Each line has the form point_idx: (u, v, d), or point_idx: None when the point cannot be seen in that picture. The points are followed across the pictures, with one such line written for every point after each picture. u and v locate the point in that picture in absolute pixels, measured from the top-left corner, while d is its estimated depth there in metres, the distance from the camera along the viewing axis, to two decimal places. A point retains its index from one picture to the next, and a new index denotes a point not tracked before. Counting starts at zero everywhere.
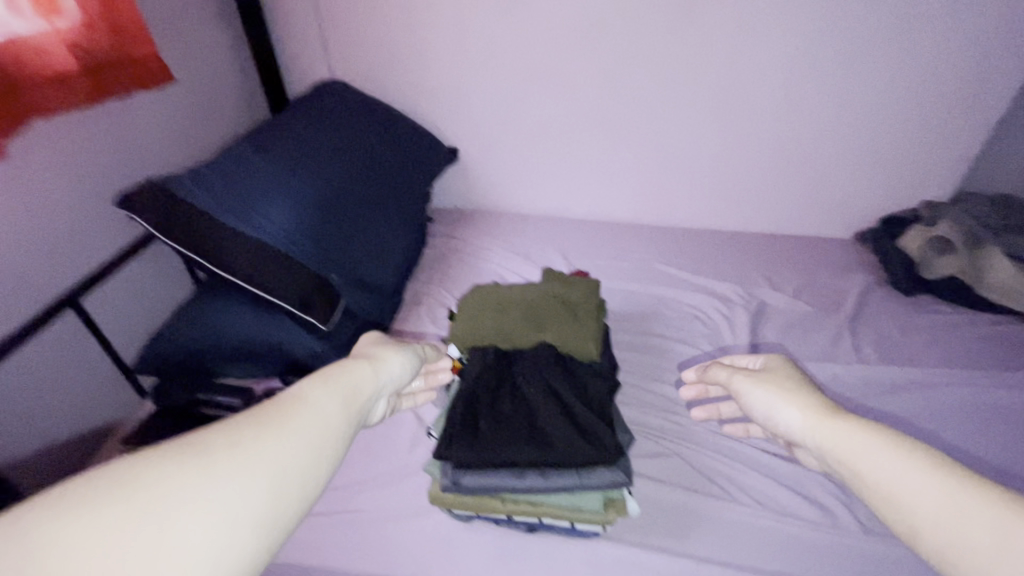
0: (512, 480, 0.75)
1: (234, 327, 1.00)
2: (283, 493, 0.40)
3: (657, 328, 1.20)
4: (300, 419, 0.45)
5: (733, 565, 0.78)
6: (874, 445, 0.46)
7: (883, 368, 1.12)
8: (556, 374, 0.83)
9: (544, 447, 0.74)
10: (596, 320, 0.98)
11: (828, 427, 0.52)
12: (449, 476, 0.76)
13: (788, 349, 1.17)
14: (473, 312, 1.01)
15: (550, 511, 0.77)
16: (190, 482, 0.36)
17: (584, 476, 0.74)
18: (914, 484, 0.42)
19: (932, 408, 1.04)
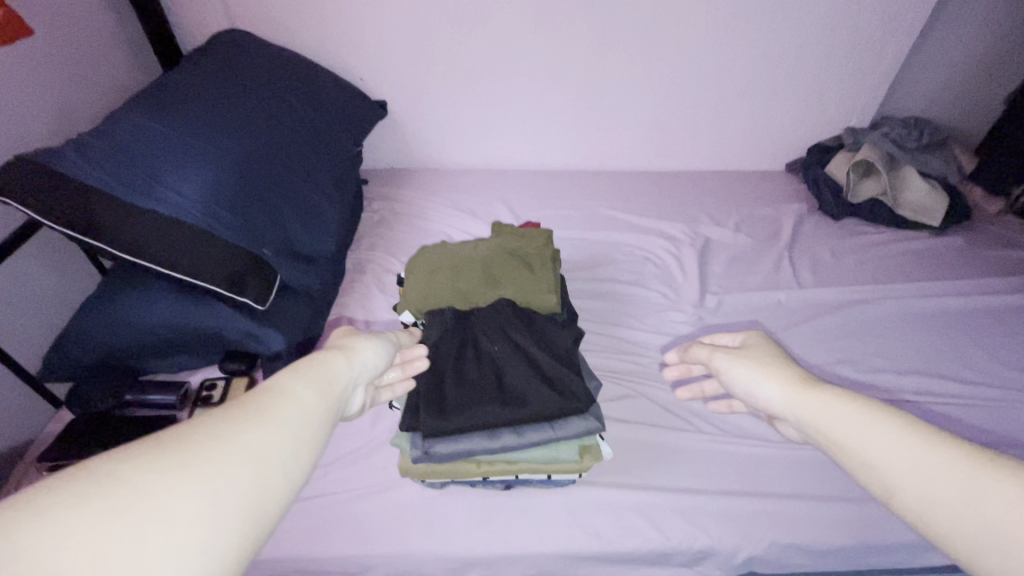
0: (486, 442, 0.71)
1: (155, 314, 0.92)
2: (267, 487, 0.42)
3: (609, 274, 1.20)
4: (281, 411, 0.47)
5: (700, 491, 0.79)
6: (856, 415, 0.47)
7: (826, 291, 1.16)
8: (519, 330, 0.81)
9: (515, 405, 0.72)
10: (552, 272, 0.96)
11: (808, 399, 0.52)
12: (418, 448, 0.71)
13: (733, 281, 1.20)
14: (419, 271, 0.99)
15: (527, 468, 0.74)
16: (180, 476, 0.38)
17: (558, 428, 0.73)
18: (896, 451, 0.43)
19: (867, 322, 1.09)
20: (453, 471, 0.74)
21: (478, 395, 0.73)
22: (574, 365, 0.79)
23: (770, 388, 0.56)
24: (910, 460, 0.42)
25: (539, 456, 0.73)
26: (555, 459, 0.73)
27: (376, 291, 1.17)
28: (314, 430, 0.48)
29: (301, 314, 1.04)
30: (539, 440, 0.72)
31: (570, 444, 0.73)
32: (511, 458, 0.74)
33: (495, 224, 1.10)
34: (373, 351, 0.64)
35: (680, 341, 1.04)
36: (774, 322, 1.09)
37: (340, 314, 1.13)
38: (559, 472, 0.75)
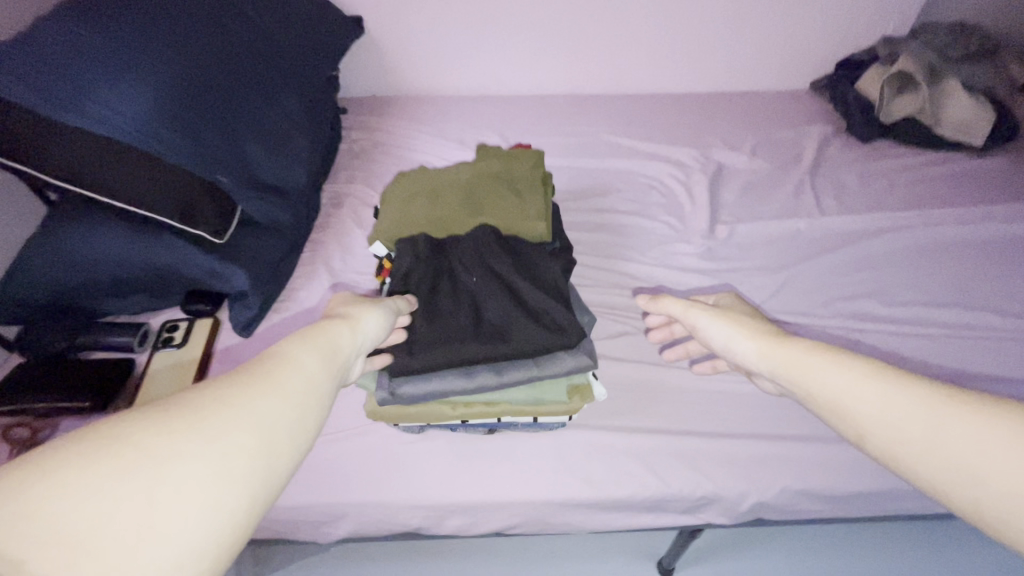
0: (460, 382, 0.63)
1: (103, 250, 0.83)
2: (272, 457, 0.41)
3: (609, 204, 1.09)
4: (286, 380, 0.46)
5: (708, 434, 0.71)
6: (820, 364, 0.49)
7: (853, 218, 1.04)
8: (500, 258, 0.71)
9: (492, 340, 0.63)
10: (542, 197, 0.85)
11: (782, 352, 0.52)
12: (384, 389, 0.64)
13: (748, 210, 1.08)
14: (391, 200, 0.89)
15: (509, 410, 0.66)
16: (185, 447, 0.38)
17: (543, 365, 0.64)
18: (864, 395, 0.45)
19: (899, 252, 0.98)
20: (427, 413, 0.67)
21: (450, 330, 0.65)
22: (566, 296, 0.70)
23: (745, 342, 0.56)
24: (868, 395, 0.45)
25: (521, 397, 0.65)
26: (541, 400, 0.65)
27: (354, 227, 1.08)
28: (319, 400, 0.47)
29: (269, 250, 0.95)
30: (522, 380, 0.64)
31: (557, 384, 0.65)
32: (491, 399, 0.66)
33: (480, 148, 0.98)
34: (371, 317, 0.59)
35: (687, 274, 0.94)
36: (794, 252, 0.98)
37: (315, 251, 1.04)
38: (546, 415, 0.67)
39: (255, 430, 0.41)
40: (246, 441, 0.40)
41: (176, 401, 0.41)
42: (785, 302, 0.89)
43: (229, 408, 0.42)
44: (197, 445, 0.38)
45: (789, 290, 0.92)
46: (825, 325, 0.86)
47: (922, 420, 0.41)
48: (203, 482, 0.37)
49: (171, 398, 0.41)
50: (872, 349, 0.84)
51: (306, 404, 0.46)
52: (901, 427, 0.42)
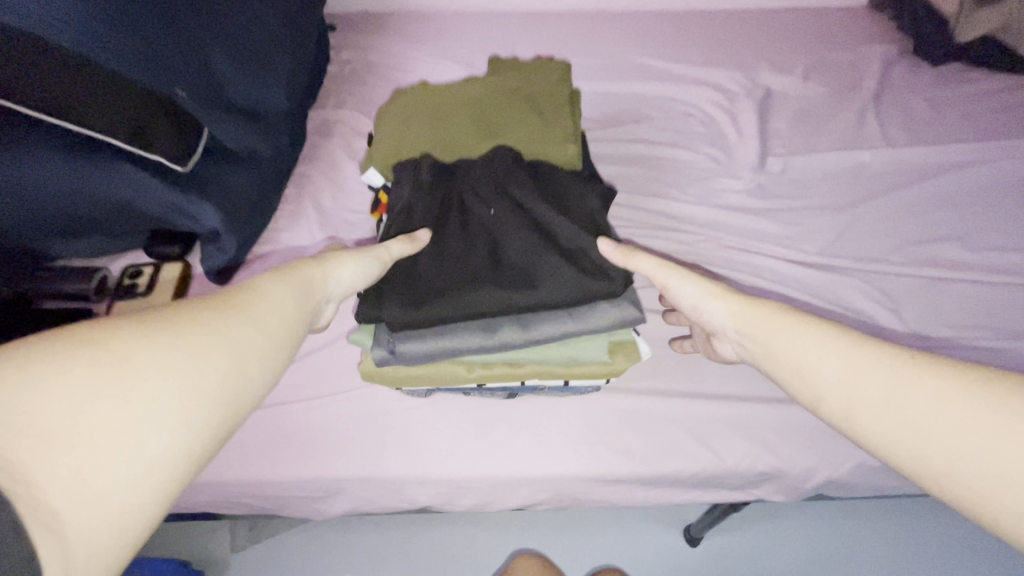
0: (477, 339, 0.52)
1: (41, 186, 0.69)
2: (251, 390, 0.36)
3: (642, 133, 0.93)
4: (267, 312, 0.40)
5: (769, 399, 0.60)
6: (794, 330, 0.46)
7: (926, 149, 0.89)
8: (523, 185, 0.58)
9: (515, 289, 0.51)
10: (570, 116, 0.70)
11: (755, 314, 0.49)
12: (382, 349, 0.53)
13: (802, 141, 0.93)
14: (387, 122, 0.74)
15: (536, 371, 0.55)
16: (164, 369, 0.32)
17: (580, 318, 0.52)
18: (824, 360, 0.43)
19: (981, 187, 0.84)
20: (436, 375, 0.56)
21: (463, 275, 0.53)
22: (604, 235, 0.57)
23: (714, 302, 0.52)
24: (831, 363, 0.42)
25: (552, 357, 0.54)
26: (576, 359, 0.54)
27: (347, 159, 0.93)
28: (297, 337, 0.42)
29: (244, 184, 0.81)
30: (554, 337, 0.52)
31: (596, 341, 0.53)
32: (516, 360, 0.55)
33: (492, 59, 0.82)
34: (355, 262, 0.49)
35: (735, 213, 0.80)
36: (859, 189, 0.84)
37: (302, 186, 0.90)
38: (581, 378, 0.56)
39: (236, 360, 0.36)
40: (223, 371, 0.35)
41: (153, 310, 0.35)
42: (852, 246, 0.76)
43: (212, 324, 0.36)
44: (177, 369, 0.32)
45: (855, 232, 0.78)
46: (899, 272, 0.73)
47: (874, 380, 0.40)
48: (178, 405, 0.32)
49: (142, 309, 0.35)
50: (956, 300, 0.71)
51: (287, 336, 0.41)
52: (851, 391, 0.41)
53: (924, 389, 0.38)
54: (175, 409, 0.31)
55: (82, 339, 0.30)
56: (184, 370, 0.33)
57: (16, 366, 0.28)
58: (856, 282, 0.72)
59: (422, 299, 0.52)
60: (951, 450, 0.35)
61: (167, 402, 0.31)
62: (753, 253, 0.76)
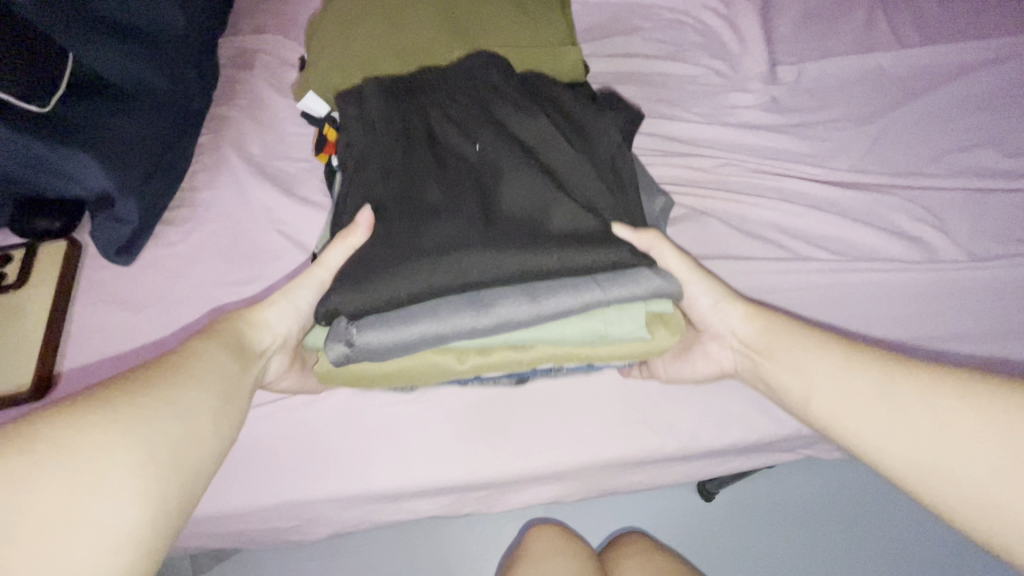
0: (469, 320, 0.45)
1: None
2: (195, 456, 0.39)
3: (631, 46, 0.79)
4: (205, 374, 0.42)
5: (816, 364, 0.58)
6: (803, 345, 0.49)
7: (943, 49, 0.79)
8: (521, 123, 0.50)
9: (515, 244, 0.45)
10: (561, 17, 0.59)
11: (766, 323, 0.52)
12: (339, 343, 0.45)
13: (811, 47, 0.81)
14: (330, 26, 0.59)
15: (550, 352, 0.50)
16: (103, 451, 0.34)
17: (607, 287, 0.46)
18: (823, 374, 0.47)
19: (1006, 87, 0.75)
20: (419, 365, 0.50)
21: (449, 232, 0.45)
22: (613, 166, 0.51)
23: (727, 306, 0.53)
24: (828, 374, 0.47)
25: (570, 334, 0.48)
26: (600, 337, 0.48)
27: (274, 94, 0.74)
28: (239, 394, 0.44)
29: (141, 129, 0.62)
30: (570, 309, 0.45)
31: (628, 312, 0.47)
32: (525, 343, 0.49)
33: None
34: (302, 287, 0.51)
35: (752, 133, 0.69)
36: (883, 95, 0.74)
37: (218, 131, 0.71)
38: (608, 358, 0.51)
39: (181, 429, 0.38)
40: (167, 441, 0.37)
41: (96, 387, 0.38)
42: (883, 161, 0.67)
43: (157, 396, 0.39)
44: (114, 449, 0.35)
45: (884, 144, 0.69)
46: (936, 185, 0.65)
47: (868, 390, 0.45)
48: (127, 482, 0.34)
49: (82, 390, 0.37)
50: (1004, 212, 0.64)
51: (232, 390, 0.44)
52: (845, 397, 0.46)
53: (918, 394, 0.43)
54: (121, 485, 0.34)
55: (26, 431, 0.33)
56: (126, 445, 0.35)
57: None
58: (894, 202, 0.64)
59: (395, 269, 0.44)
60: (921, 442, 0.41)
61: (111, 482, 0.34)
62: (776, 178, 0.66)
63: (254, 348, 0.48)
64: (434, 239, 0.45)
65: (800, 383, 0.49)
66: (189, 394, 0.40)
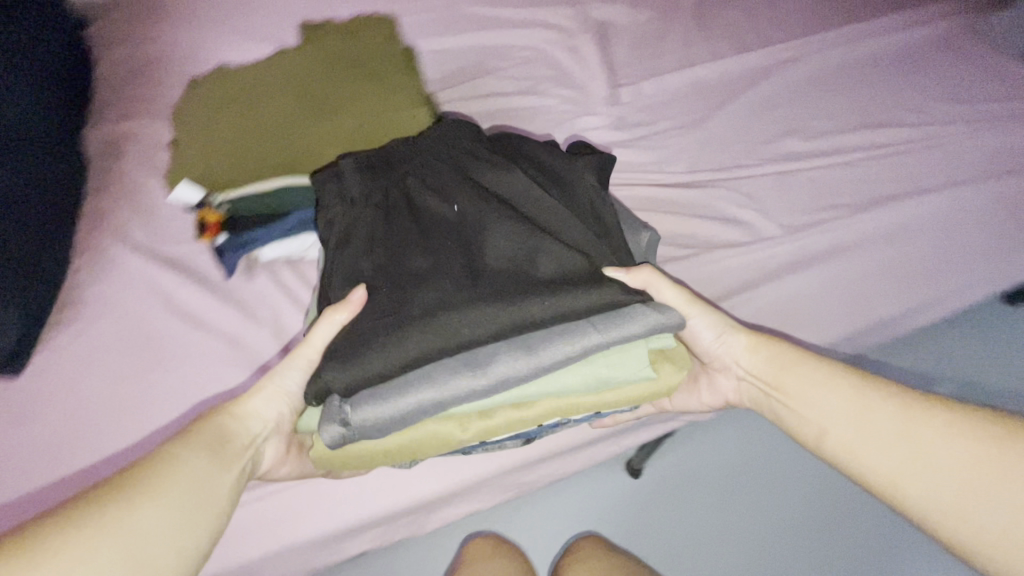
0: (467, 380, 0.56)
1: None
2: (179, 552, 0.52)
3: (491, 85, 0.87)
4: (174, 484, 0.55)
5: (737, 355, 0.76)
6: (814, 378, 0.68)
7: (751, 56, 0.94)
8: (505, 210, 0.65)
9: (507, 298, 0.59)
10: (407, 83, 0.76)
11: (768, 354, 0.71)
12: (333, 423, 0.56)
13: (646, 66, 0.93)
14: (219, 114, 0.75)
15: (552, 407, 0.64)
16: (92, 558, 0.47)
17: (614, 327, 0.59)
18: (832, 404, 0.66)
19: (794, 87, 0.92)
20: (429, 433, 0.62)
21: (436, 297, 0.60)
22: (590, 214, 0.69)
23: (729, 338, 0.72)
24: (841, 407, 0.65)
25: (573, 381, 0.61)
26: (609, 380, 0.62)
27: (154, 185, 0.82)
28: (212, 498, 0.57)
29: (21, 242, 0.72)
30: (564, 354, 0.58)
31: (635, 351, 0.62)
32: (522, 399, 0.63)
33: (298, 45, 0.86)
34: (290, 371, 0.67)
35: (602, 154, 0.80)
36: (708, 100, 0.88)
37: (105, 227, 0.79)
38: (615, 402, 0.65)
39: (158, 537, 0.51)
40: (149, 544, 0.51)
41: (88, 498, 0.52)
42: (708, 163, 0.81)
43: (137, 506, 0.52)
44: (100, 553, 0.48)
45: (706, 148, 0.83)
46: (748, 175, 0.80)
47: (883, 420, 0.63)
48: None
49: (76, 503, 0.51)
50: (797, 190, 0.80)
51: (208, 493, 0.57)
52: (855, 425, 0.64)
53: (921, 426, 0.61)
54: None
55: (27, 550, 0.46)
56: (113, 551, 0.49)
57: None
58: (715, 197, 0.78)
59: (397, 335, 0.57)
60: (898, 471, 0.60)
61: None
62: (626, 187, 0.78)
63: (231, 444, 0.62)
64: (426, 302, 0.59)
65: (812, 418, 0.67)
66: (162, 504, 0.53)
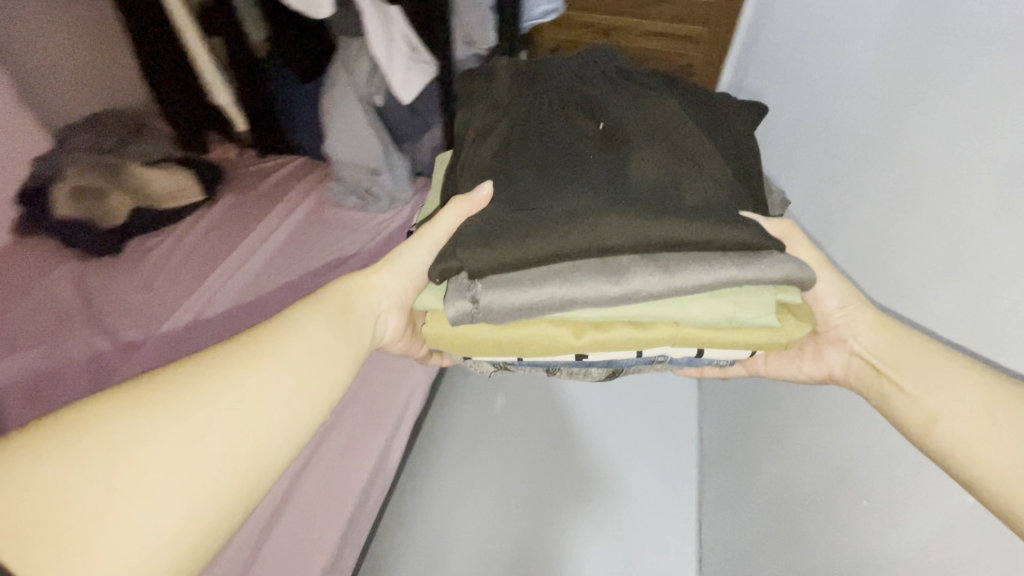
0: (601, 287, 0.52)
1: None
2: (253, 443, 0.40)
3: None
4: (287, 340, 0.47)
5: (647, 367, 0.68)
6: (937, 364, 0.50)
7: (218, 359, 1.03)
8: (660, 137, 0.59)
9: (649, 207, 0.52)
10: None
11: (890, 339, 0.54)
12: (464, 300, 0.53)
13: None
14: None
15: (667, 336, 0.57)
16: (181, 411, 0.38)
17: (754, 267, 0.52)
18: (955, 394, 0.48)
19: None
20: (536, 339, 0.57)
21: (573, 200, 0.53)
22: (738, 150, 0.63)
23: (854, 311, 0.57)
24: (968, 402, 0.47)
25: (696, 313, 0.54)
26: (735, 317, 0.54)
27: None
28: (314, 385, 0.46)
29: None
30: (700, 284, 0.52)
31: (764, 298, 0.54)
32: (636, 321, 0.57)
33: None
34: (418, 249, 0.62)
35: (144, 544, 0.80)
36: None
37: None
38: (729, 343, 0.56)
39: (243, 400, 0.41)
40: (215, 421, 0.39)
41: (219, 348, 0.44)
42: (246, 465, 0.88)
43: (259, 355, 0.45)
44: (185, 416, 0.38)
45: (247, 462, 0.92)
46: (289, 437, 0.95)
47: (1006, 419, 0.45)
48: (184, 452, 0.36)
49: (221, 345, 0.45)
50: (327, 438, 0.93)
51: (328, 365, 0.49)
52: (970, 438, 0.46)
53: None
54: (181, 453, 0.36)
55: (125, 394, 0.38)
56: (220, 407, 0.40)
57: (98, 405, 0.36)
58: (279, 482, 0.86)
59: (544, 227, 0.51)
60: (969, 448, 0.46)
61: (157, 464, 0.35)
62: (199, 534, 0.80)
63: (353, 314, 0.55)
64: (563, 199, 0.53)
65: (923, 406, 0.50)
66: (260, 368, 0.43)
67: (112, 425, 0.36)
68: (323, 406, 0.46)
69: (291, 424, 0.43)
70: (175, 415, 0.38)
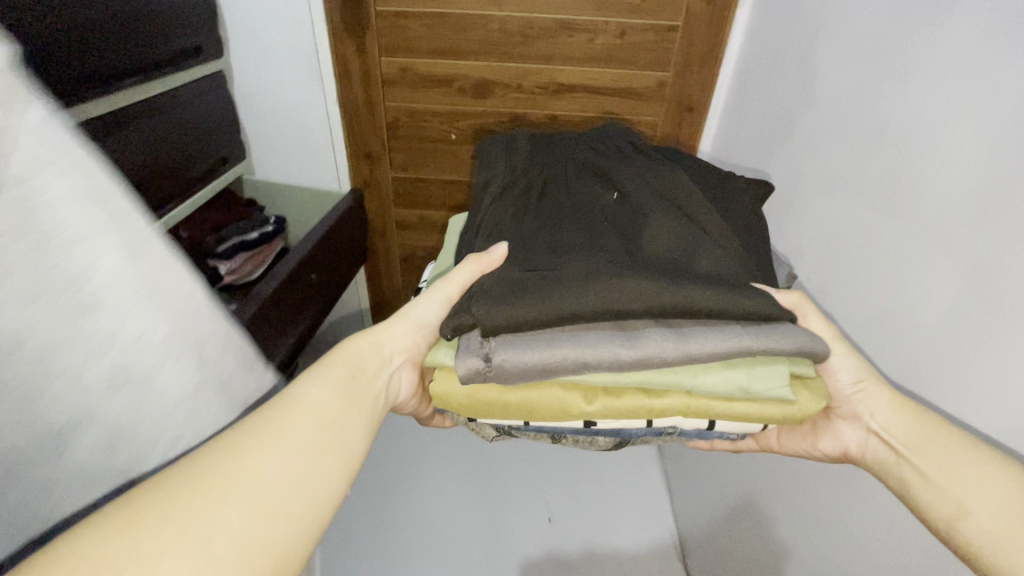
0: (620, 351, 0.51)
1: None
2: (272, 536, 0.34)
3: None
4: (296, 420, 0.42)
5: (657, 437, 0.63)
6: (965, 453, 0.48)
7: None
8: (670, 210, 0.60)
9: (661, 276, 0.53)
10: None
11: (916, 422, 0.52)
12: (477, 358, 0.51)
13: None
14: None
15: (683, 405, 0.54)
16: (188, 523, 0.32)
17: (769, 337, 0.52)
18: (985, 479, 0.46)
19: None
20: (548, 403, 0.54)
21: (587, 268, 0.54)
22: (746, 220, 0.63)
23: (872, 387, 0.55)
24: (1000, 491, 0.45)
25: (716, 383, 0.52)
26: (751, 389, 0.52)
27: None
28: (331, 461, 0.41)
29: None
30: (717, 351, 0.51)
31: (780, 369, 0.53)
32: (649, 388, 0.55)
33: None
34: (428, 304, 0.57)
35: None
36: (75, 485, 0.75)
37: None
38: (750, 414, 0.54)
39: (257, 496, 0.35)
40: (232, 523, 0.33)
41: (222, 438, 0.39)
42: None
43: (272, 440, 0.39)
44: (193, 527, 0.32)
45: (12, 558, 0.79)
46: None
47: None
48: (202, 561, 0.31)
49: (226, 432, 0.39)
50: None
51: (342, 437, 0.43)
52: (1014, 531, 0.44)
53: None
54: (198, 563, 0.31)
55: (127, 511, 0.32)
56: (228, 512, 0.33)
57: (98, 529, 0.30)
58: None
59: (563, 289, 0.51)
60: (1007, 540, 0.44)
61: None
62: None
63: (365, 377, 0.50)
64: (576, 267, 0.54)
65: (950, 492, 0.48)
66: (273, 455, 0.38)
67: (103, 527, 0.31)
68: (341, 482, 0.41)
69: (309, 504, 0.37)
70: (175, 504, 0.33)
